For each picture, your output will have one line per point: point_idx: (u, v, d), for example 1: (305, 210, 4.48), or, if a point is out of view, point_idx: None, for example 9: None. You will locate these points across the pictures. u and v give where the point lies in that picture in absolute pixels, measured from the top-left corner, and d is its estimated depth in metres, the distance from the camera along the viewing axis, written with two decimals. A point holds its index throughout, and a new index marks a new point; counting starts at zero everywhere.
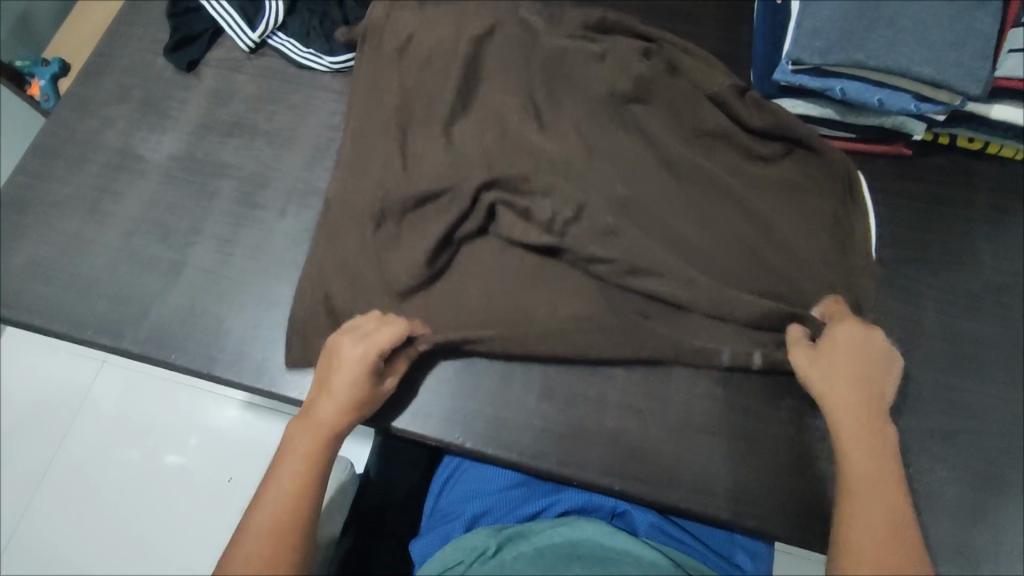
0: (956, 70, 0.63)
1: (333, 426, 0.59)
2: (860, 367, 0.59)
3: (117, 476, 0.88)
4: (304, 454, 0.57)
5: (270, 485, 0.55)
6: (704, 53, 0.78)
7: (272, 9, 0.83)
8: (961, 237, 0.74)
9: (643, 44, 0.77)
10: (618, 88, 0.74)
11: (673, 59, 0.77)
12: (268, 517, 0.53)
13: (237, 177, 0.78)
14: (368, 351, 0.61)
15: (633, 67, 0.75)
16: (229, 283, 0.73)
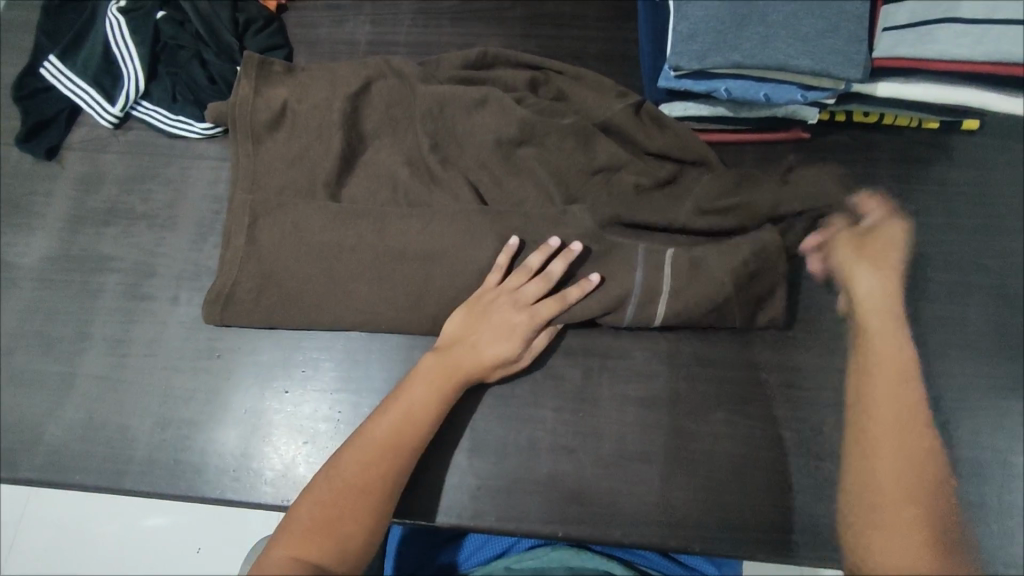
0: (833, 58, 0.62)
1: (468, 371, 0.62)
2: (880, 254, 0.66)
3: (83, 551, 0.92)
4: (409, 412, 0.60)
5: (366, 431, 0.58)
6: (594, 76, 0.75)
7: (129, 79, 0.77)
8: None
9: (530, 74, 0.75)
10: (505, 133, 0.71)
11: (561, 89, 0.75)
12: (351, 463, 0.56)
13: (121, 269, 0.73)
14: (511, 326, 0.63)
15: (516, 109, 0.71)
16: (128, 387, 0.69)
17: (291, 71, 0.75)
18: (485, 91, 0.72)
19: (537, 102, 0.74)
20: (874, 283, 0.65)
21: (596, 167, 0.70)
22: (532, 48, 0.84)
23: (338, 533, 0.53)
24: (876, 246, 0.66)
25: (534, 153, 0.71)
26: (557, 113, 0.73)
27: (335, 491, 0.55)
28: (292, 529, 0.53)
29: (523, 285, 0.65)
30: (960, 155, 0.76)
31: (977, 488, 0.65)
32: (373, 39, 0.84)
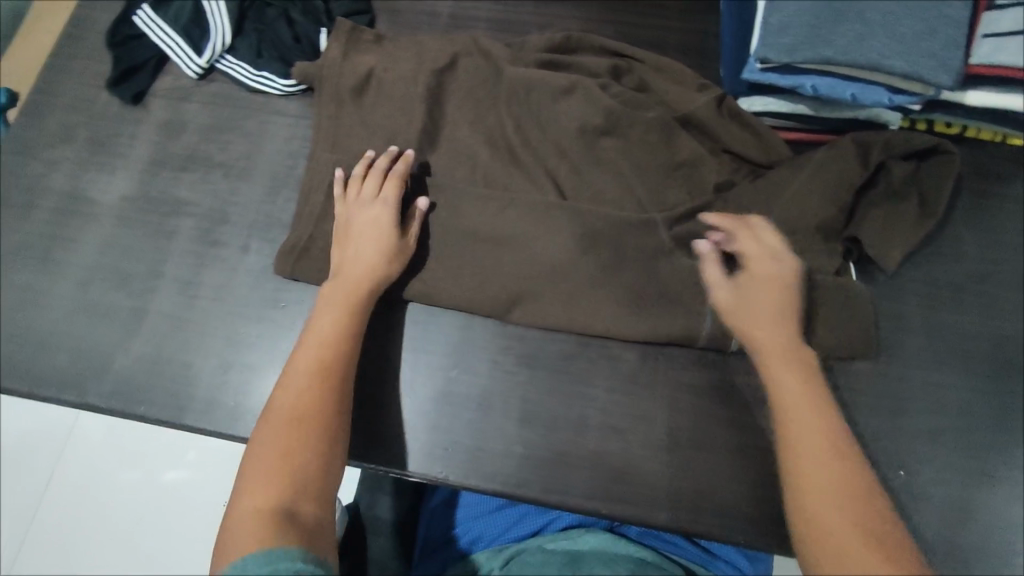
0: (927, 61, 0.61)
1: (366, 284, 0.64)
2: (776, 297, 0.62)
3: (116, 493, 0.99)
4: (344, 313, 0.62)
5: (308, 336, 0.60)
6: (677, 68, 0.75)
7: (218, 32, 0.79)
8: (942, 225, 0.73)
9: (613, 62, 0.75)
10: (590, 121, 0.71)
11: (643, 79, 0.75)
12: (304, 367, 0.58)
13: (195, 214, 0.76)
14: (376, 242, 0.65)
15: (604, 100, 0.71)
16: (194, 327, 0.71)
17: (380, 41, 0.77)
18: (574, 79, 0.73)
19: (622, 92, 0.73)
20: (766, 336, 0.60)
21: (676, 161, 0.71)
22: (611, 34, 0.84)
23: (316, 436, 0.54)
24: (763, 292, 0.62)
25: (617, 145, 0.71)
26: (643, 105, 0.73)
27: (281, 429, 0.53)
28: (250, 478, 0.50)
29: (367, 205, 0.66)
30: None
31: None
32: (454, 13, 0.85)
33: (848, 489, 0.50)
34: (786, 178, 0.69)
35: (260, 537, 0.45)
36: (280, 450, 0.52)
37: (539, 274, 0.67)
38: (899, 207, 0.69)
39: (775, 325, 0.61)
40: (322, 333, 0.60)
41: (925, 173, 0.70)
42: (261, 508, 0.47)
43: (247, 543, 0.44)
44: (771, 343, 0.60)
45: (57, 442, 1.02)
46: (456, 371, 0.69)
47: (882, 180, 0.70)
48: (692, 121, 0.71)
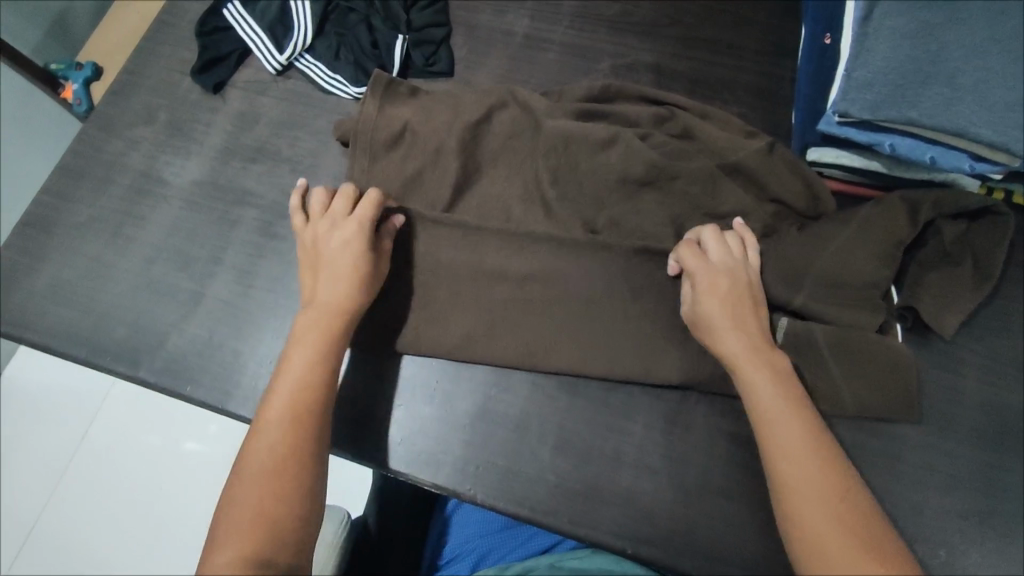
0: (1018, 133, 0.59)
1: (339, 314, 0.62)
2: (739, 302, 0.61)
3: (141, 459, 1.01)
4: (319, 348, 0.59)
5: (284, 374, 0.58)
6: (722, 115, 0.74)
7: (300, 31, 0.82)
8: (1010, 300, 0.70)
9: (657, 110, 0.75)
10: (632, 173, 0.70)
11: (688, 125, 0.74)
12: (282, 407, 0.56)
13: (259, 206, 0.78)
14: (346, 264, 0.63)
15: (645, 152, 0.70)
16: (246, 315, 0.73)
17: (414, 94, 0.75)
18: (614, 132, 0.72)
19: (665, 141, 0.73)
20: (739, 346, 0.59)
21: (724, 213, 0.70)
22: (684, 69, 0.83)
23: (291, 483, 0.52)
24: (711, 306, 0.61)
25: (657, 198, 0.71)
26: (686, 154, 0.72)
27: (260, 475, 0.52)
28: (226, 526, 0.49)
29: (346, 227, 0.64)
30: None
31: None
32: (529, 33, 0.86)
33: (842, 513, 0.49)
34: (846, 232, 0.66)
35: None
36: (256, 501, 0.50)
37: (584, 310, 0.68)
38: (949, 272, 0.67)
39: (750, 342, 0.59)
40: (300, 370, 0.58)
41: (977, 233, 0.67)
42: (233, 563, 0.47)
43: None
44: (755, 362, 0.58)
45: (92, 402, 1.05)
46: (495, 392, 0.69)
47: (930, 239, 0.68)
48: (740, 169, 0.70)
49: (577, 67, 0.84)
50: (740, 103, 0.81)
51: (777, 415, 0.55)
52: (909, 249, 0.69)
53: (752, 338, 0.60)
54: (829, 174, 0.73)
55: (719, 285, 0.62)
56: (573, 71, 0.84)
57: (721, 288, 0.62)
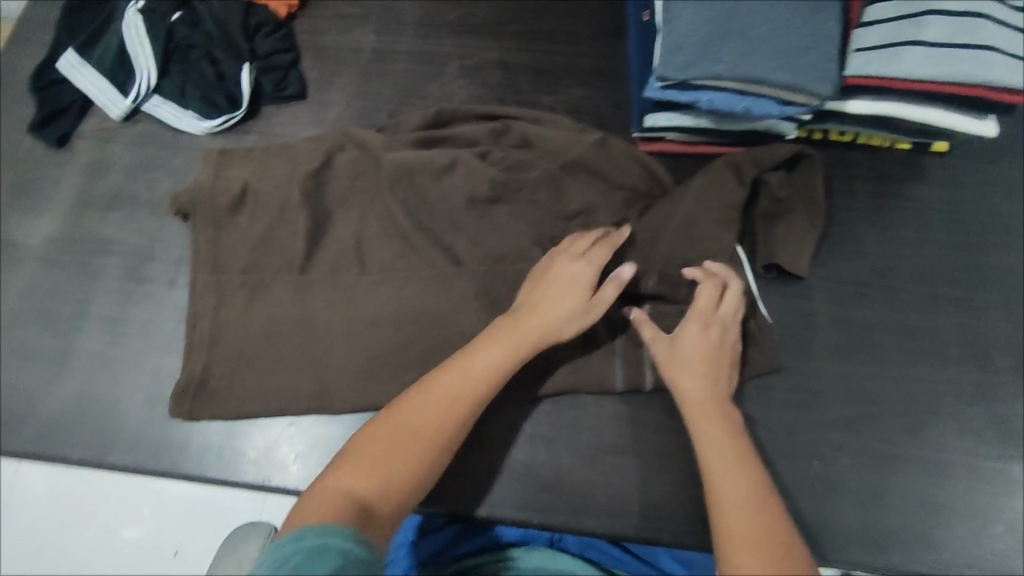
0: (809, 74, 0.66)
1: (542, 337, 0.62)
2: (711, 359, 0.63)
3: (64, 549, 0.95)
4: (507, 354, 0.61)
5: (460, 364, 0.60)
6: (552, 121, 0.79)
7: (143, 75, 0.81)
8: (843, 227, 0.77)
9: (492, 125, 0.78)
10: (477, 193, 0.73)
11: (524, 134, 0.78)
12: (428, 405, 0.57)
13: (122, 253, 0.76)
14: (566, 298, 0.64)
15: (485, 170, 0.74)
16: (120, 365, 0.71)
17: (249, 152, 0.78)
18: (453, 156, 0.74)
19: (502, 157, 0.76)
20: (699, 392, 0.62)
21: (571, 214, 0.74)
22: (528, 61, 0.88)
23: (405, 472, 0.54)
24: (689, 351, 0.63)
25: (508, 210, 0.74)
26: (528, 165, 0.76)
27: (387, 439, 0.55)
28: (346, 466, 0.54)
29: (576, 265, 0.66)
30: (932, 175, 0.80)
31: (942, 491, 0.66)
32: (377, 48, 0.89)
33: (760, 535, 0.53)
34: (678, 198, 0.73)
35: (339, 510, 0.49)
36: (365, 471, 0.53)
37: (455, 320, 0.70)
38: (787, 215, 0.75)
39: (702, 379, 0.62)
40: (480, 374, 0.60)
41: (798, 177, 0.76)
42: (339, 492, 0.51)
43: (326, 513, 0.48)
44: (706, 405, 0.61)
45: None
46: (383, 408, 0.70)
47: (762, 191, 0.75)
48: (580, 164, 0.75)
49: (427, 73, 0.87)
50: (583, 85, 0.87)
51: (728, 465, 0.58)
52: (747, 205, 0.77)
53: (711, 390, 0.62)
54: (672, 137, 0.79)
55: (695, 340, 0.64)
56: (424, 77, 0.87)
57: (702, 340, 0.64)
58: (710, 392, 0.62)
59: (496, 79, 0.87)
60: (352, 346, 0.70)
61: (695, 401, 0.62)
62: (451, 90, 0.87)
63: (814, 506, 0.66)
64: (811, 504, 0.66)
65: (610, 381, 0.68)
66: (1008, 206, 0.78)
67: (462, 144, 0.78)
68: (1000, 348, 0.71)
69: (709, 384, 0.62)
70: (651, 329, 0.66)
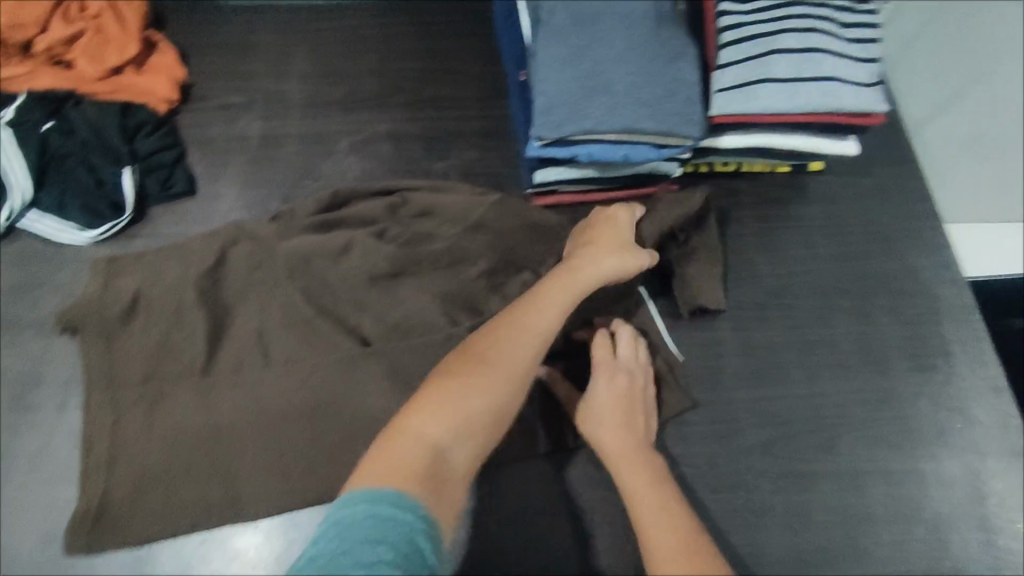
0: (675, 119, 0.70)
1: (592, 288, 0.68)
2: (620, 411, 0.64)
3: None
4: (565, 308, 0.66)
5: (536, 314, 0.64)
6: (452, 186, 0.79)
7: (15, 191, 0.77)
8: (738, 253, 0.80)
9: (389, 199, 0.77)
10: (377, 270, 0.73)
11: (423, 204, 0.77)
12: (527, 352, 0.62)
13: (4, 382, 0.71)
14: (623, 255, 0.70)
15: (382, 249, 0.73)
16: (7, 506, 0.66)
17: (141, 255, 0.74)
18: (348, 238, 0.74)
19: (400, 232, 0.76)
20: (612, 446, 0.62)
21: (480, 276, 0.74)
22: (418, 129, 0.89)
23: (458, 420, 0.56)
24: (596, 406, 0.64)
25: (412, 283, 0.73)
26: (430, 236, 0.75)
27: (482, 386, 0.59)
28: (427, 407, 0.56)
29: (613, 228, 0.72)
30: (810, 192, 0.84)
31: (862, 500, 0.67)
32: (263, 134, 0.88)
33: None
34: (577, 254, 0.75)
35: (414, 460, 0.51)
36: (454, 421, 0.56)
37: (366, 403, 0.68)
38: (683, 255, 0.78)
39: (618, 432, 0.63)
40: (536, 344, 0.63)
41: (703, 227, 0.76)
42: (432, 441, 0.53)
43: (411, 463, 0.51)
44: (629, 460, 0.61)
45: None
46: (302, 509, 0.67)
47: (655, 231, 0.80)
48: (483, 227, 0.76)
49: (318, 153, 0.87)
50: (475, 147, 0.88)
51: (649, 513, 0.57)
52: None
53: (625, 442, 0.62)
54: (564, 189, 0.81)
55: (601, 395, 0.65)
56: (315, 158, 0.87)
57: (608, 393, 0.65)
58: (624, 444, 0.62)
59: (387, 151, 0.88)
60: (262, 446, 0.67)
61: (612, 455, 0.62)
62: (344, 166, 0.87)
63: (745, 536, 0.66)
64: (742, 536, 0.66)
65: (533, 444, 0.68)
66: (882, 213, 0.83)
67: (358, 224, 0.76)
68: (894, 350, 0.75)
69: (621, 437, 0.62)
70: (563, 388, 0.69)
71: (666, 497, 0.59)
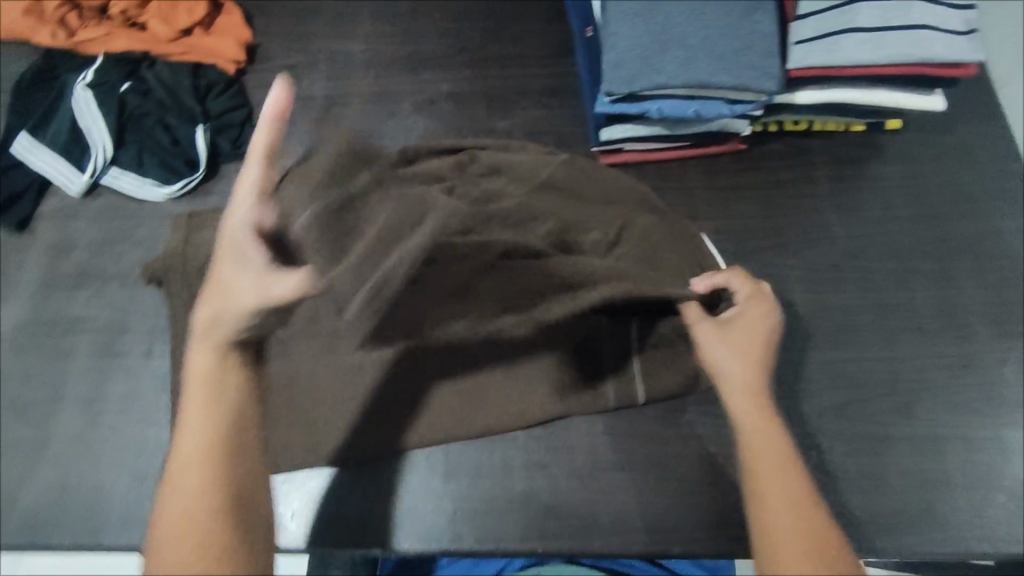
0: (751, 73, 0.67)
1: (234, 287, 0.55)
2: (759, 348, 0.64)
3: None
4: (213, 351, 0.57)
5: (199, 388, 0.56)
6: (518, 146, 0.81)
7: (98, 148, 0.81)
8: (810, 214, 0.78)
9: (457, 157, 0.78)
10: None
11: (490, 163, 0.78)
12: (202, 444, 0.54)
13: (93, 329, 0.75)
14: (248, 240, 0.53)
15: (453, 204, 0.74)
16: (101, 445, 0.70)
17: (217, 213, 0.77)
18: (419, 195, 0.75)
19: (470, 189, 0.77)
20: (747, 376, 0.62)
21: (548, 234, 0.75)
22: (481, 89, 0.89)
23: (185, 537, 0.51)
24: (739, 333, 0.64)
25: None
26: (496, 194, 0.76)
27: (186, 488, 0.53)
28: (170, 524, 0.51)
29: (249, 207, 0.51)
30: (888, 152, 0.81)
31: (940, 465, 0.66)
32: (330, 93, 0.89)
33: (799, 513, 0.54)
34: (633, 220, 0.75)
35: None
36: (191, 536, 0.51)
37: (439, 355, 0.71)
38: (747, 217, 0.78)
39: (747, 365, 0.63)
40: (199, 450, 0.54)
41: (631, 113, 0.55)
42: (180, 567, 0.50)
43: None
44: (752, 400, 0.61)
45: None
46: (381, 460, 0.69)
47: (723, 188, 0.80)
48: (551, 185, 0.76)
49: (383, 112, 0.88)
50: (538, 106, 0.87)
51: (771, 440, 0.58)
52: (715, 207, 0.79)
53: (758, 374, 0.62)
54: (630, 147, 0.80)
55: (743, 326, 0.65)
56: (380, 117, 0.88)
57: (756, 323, 0.65)
58: (756, 376, 0.62)
59: (450, 110, 0.88)
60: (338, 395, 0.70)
61: (745, 381, 0.62)
62: (408, 126, 0.87)
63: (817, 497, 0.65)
64: None
65: (603, 399, 0.68)
66: (967, 173, 0.79)
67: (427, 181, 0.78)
68: (976, 315, 0.72)
69: (755, 369, 0.63)
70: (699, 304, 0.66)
71: (781, 445, 0.58)
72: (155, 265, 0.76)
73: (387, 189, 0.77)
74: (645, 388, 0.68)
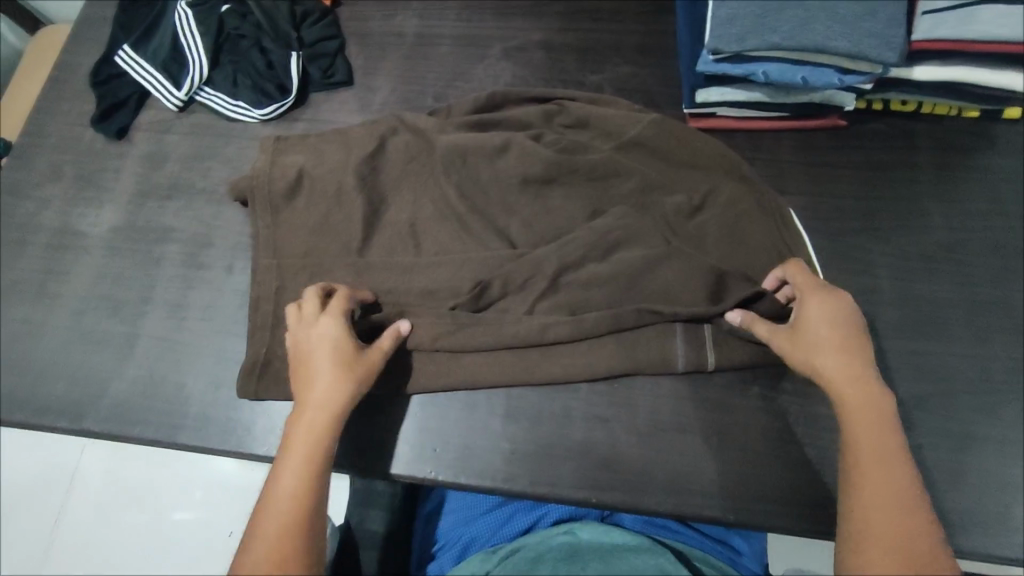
0: (871, 40, 0.64)
1: (327, 411, 0.58)
2: (842, 334, 0.60)
3: (127, 533, 1.00)
4: (321, 423, 0.57)
5: (302, 418, 0.58)
6: (609, 101, 0.79)
7: (195, 63, 0.82)
8: (909, 199, 0.74)
9: (545, 107, 0.77)
10: (531, 173, 0.73)
11: (579, 115, 0.77)
12: (293, 493, 0.53)
13: (181, 240, 0.78)
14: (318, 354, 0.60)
15: (540, 151, 0.73)
16: (182, 349, 0.73)
17: (305, 139, 0.78)
18: (506, 139, 0.74)
19: (556, 139, 0.75)
20: (836, 366, 0.58)
21: (633, 191, 0.73)
22: (573, 40, 0.87)
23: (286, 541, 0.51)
24: (813, 329, 0.60)
25: (564, 192, 0.73)
26: (581, 147, 0.75)
27: (289, 499, 0.53)
28: (263, 534, 0.51)
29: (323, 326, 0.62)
30: (1000, 143, 0.76)
31: (1018, 471, 0.63)
32: (421, 31, 0.89)
33: (887, 502, 0.51)
34: (722, 186, 0.72)
35: None
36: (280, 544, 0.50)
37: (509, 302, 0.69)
38: (840, 195, 0.75)
39: (842, 359, 0.58)
40: (289, 495, 0.53)
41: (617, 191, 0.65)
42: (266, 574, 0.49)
43: None
44: (866, 405, 0.56)
45: (65, 479, 1.04)
46: (441, 396, 0.70)
47: (819, 164, 0.76)
48: (639, 144, 0.75)
49: (472, 55, 0.87)
50: (630, 62, 0.85)
51: (868, 431, 0.55)
52: (807, 181, 0.76)
53: (850, 361, 0.58)
54: (725, 112, 0.77)
55: (813, 321, 0.61)
56: (468, 60, 0.87)
57: (827, 309, 0.61)
58: (848, 363, 0.58)
59: (540, 59, 0.86)
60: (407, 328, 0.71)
61: (836, 376, 0.58)
62: (495, 72, 0.86)
63: None
64: None
65: (671, 362, 0.67)
66: None
67: (514, 127, 0.77)
68: None
69: (847, 355, 0.59)
70: (761, 324, 0.64)
71: (887, 448, 0.54)
72: (237, 185, 0.77)
73: (472, 132, 0.77)
74: (715, 356, 0.67)
